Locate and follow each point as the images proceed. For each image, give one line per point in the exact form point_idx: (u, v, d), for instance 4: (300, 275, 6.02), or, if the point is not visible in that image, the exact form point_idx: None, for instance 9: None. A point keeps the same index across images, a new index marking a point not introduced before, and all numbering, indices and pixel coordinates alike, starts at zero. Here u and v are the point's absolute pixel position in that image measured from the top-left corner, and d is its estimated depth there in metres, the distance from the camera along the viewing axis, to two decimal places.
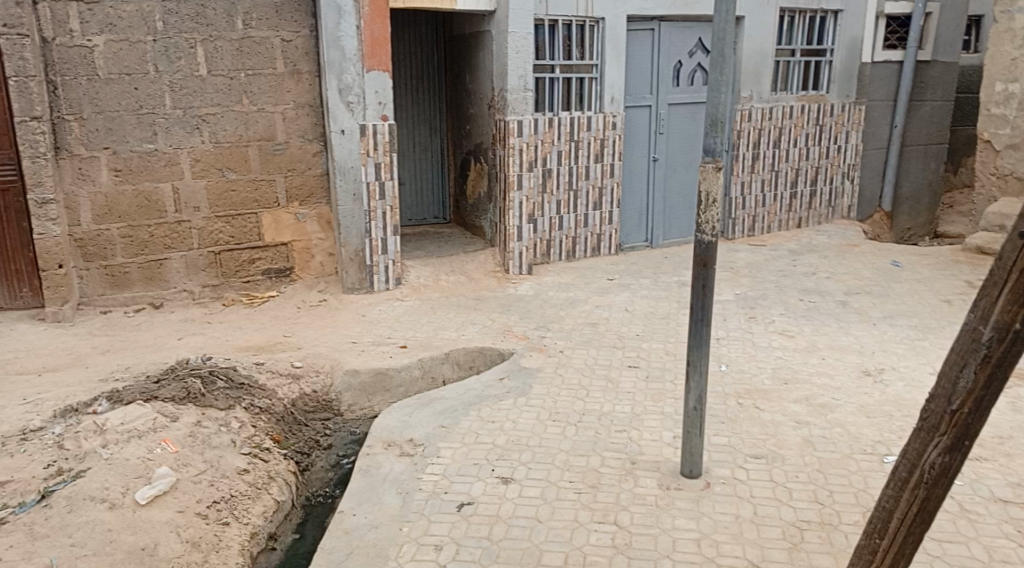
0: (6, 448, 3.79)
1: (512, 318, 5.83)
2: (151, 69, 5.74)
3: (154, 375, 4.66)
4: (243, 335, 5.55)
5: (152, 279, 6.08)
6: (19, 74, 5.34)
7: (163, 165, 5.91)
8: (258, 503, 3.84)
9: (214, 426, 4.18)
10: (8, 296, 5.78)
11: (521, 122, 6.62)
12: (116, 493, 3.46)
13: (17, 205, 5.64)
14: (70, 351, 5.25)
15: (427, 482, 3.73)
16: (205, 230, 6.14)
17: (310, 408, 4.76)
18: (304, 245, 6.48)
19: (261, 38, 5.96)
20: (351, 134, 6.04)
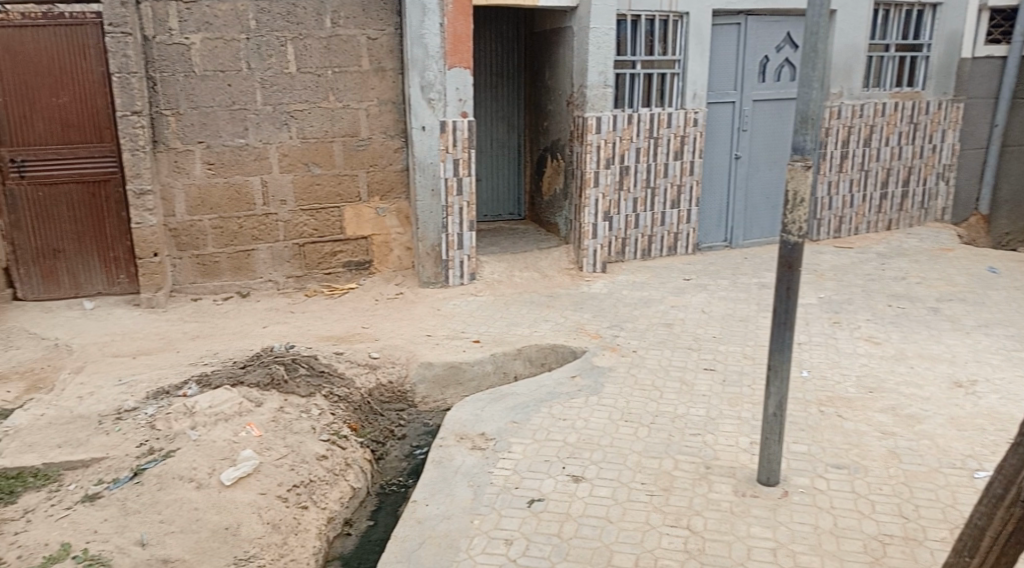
0: (103, 427, 4.05)
1: (585, 316, 5.80)
2: (244, 67, 5.96)
3: (241, 361, 4.84)
4: (323, 325, 5.70)
5: (240, 269, 6.32)
6: (122, 71, 5.63)
7: (252, 159, 6.13)
8: (334, 489, 3.96)
9: (296, 412, 4.31)
10: (107, 282, 6.13)
11: (600, 118, 6.57)
12: (203, 473, 3.61)
13: (116, 196, 5.99)
14: (163, 336, 5.52)
15: (498, 477, 3.76)
16: (291, 223, 6.35)
17: (386, 398, 4.86)
18: (383, 239, 6.61)
19: (348, 36, 6.11)
20: (431, 130, 6.12)
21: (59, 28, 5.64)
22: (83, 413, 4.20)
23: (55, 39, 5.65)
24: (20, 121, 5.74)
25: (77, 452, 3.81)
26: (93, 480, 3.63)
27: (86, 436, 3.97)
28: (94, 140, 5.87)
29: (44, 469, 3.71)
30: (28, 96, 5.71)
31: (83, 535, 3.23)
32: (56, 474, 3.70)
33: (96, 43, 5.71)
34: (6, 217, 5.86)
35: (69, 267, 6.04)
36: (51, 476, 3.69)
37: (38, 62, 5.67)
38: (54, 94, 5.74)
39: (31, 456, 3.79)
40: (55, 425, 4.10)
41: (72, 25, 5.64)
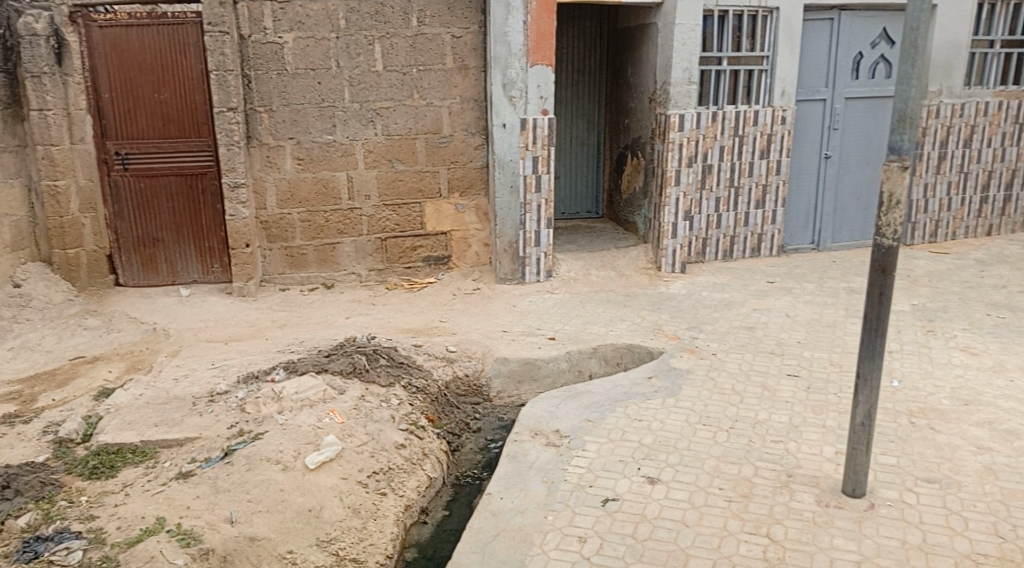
0: (197, 408, 4.26)
1: (663, 317, 5.73)
2: (333, 65, 6.14)
3: (325, 350, 4.99)
4: (402, 318, 5.82)
5: (325, 261, 6.52)
6: (220, 69, 5.87)
7: (339, 155, 6.31)
8: (412, 478, 4.05)
9: (376, 401, 4.42)
10: (202, 271, 6.43)
11: (683, 115, 6.48)
12: (288, 456, 3.75)
13: (212, 188, 6.27)
14: (252, 323, 5.75)
15: (572, 474, 3.76)
16: (374, 217, 6.50)
17: (462, 391, 4.94)
18: (462, 235, 6.70)
19: (433, 34, 6.21)
20: (512, 128, 6.16)
21: (161, 28, 5.93)
22: (178, 395, 4.42)
23: (158, 38, 5.95)
24: (125, 116, 6.08)
25: (172, 431, 4.01)
26: (186, 459, 3.81)
27: (180, 416, 4.18)
28: (192, 135, 6.16)
29: (142, 446, 3.93)
30: (133, 92, 6.04)
31: (176, 510, 3.38)
32: (152, 451, 3.90)
33: (195, 41, 5.98)
34: (111, 207, 6.22)
35: (168, 255, 6.37)
36: (148, 452, 3.90)
37: (143, 60, 5.99)
38: (156, 90, 6.05)
39: (131, 433, 4.01)
40: (152, 405, 4.33)
41: (173, 24, 5.93)
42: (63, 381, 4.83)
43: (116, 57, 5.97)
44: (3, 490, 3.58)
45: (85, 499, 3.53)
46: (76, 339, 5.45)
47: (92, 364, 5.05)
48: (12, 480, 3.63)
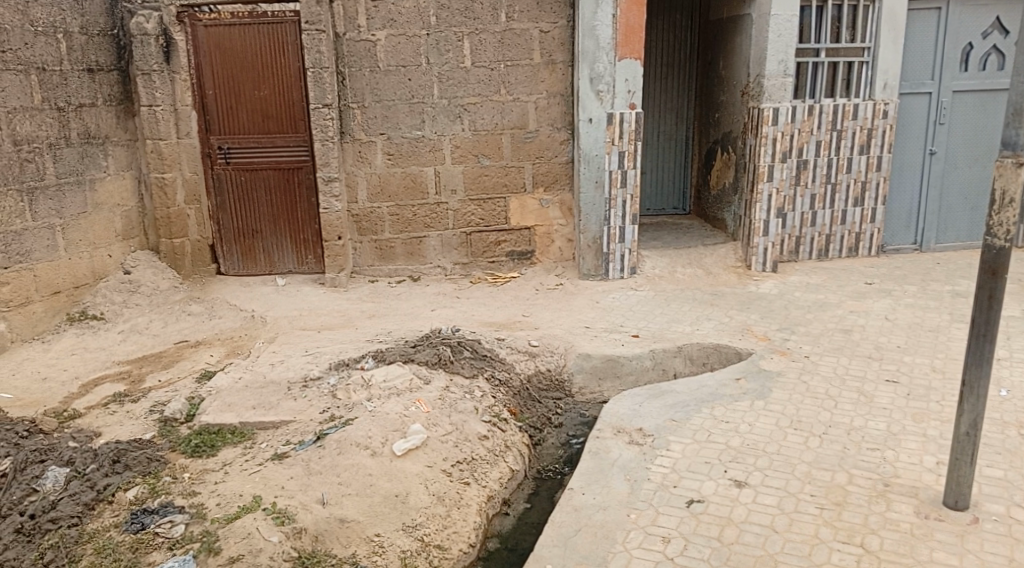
0: (291, 393, 4.44)
1: (752, 317, 5.60)
2: (423, 62, 6.25)
3: (412, 340, 5.11)
4: (486, 311, 5.88)
5: (413, 254, 6.66)
6: (316, 66, 6.07)
7: (427, 150, 6.42)
8: (495, 469, 4.09)
9: (460, 392, 4.48)
10: (296, 262, 6.67)
11: (777, 109, 6.30)
12: (377, 442, 3.86)
13: (307, 182, 6.48)
14: (343, 313, 5.93)
15: (656, 473, 3.72)
16: (460, 212, 6.59)
17: (544, 386, 4.95)
18: (547, 230, 6.71)
19: (522, 30, 6.23)
20: (599, 122, 6.12)
21: (262, 27, 6.18)
22: (274, 379, 4.61)
23: (258, 37, 6.20)
24: (227, 112, 6.36)
25: (268, 415, 4.19)
26: (281, 441, 3.98)
27: (276, 400, 4.36)
28: (289, 131, 6.39)
29: (241, 428, 4.12)
30: (235, 89, 6.32)
31: (272, 490, 3.53)
32: (250, 433, 4.09)
33: (293, 40, 6.20)
34: (213, 199, 6.54)
35: (265, 246, 6.64)
36: (246, 433, 4.08)
37: (244, 58, 6.25)
38: (256, 87, 6.31)
39: (230, 414, 4.21)
40: (250, 388, 4.54)
41: (273, 23, 6.16)
42: (168, 363, 5.12)
43: (219, 55, 6.26)
44: (114, 464, 3.82)
45: (187, 475, 3.72)
46: (180, 324, 5.76)
47: (195, 348, 5.33)
48: (122, 455, 3.87)
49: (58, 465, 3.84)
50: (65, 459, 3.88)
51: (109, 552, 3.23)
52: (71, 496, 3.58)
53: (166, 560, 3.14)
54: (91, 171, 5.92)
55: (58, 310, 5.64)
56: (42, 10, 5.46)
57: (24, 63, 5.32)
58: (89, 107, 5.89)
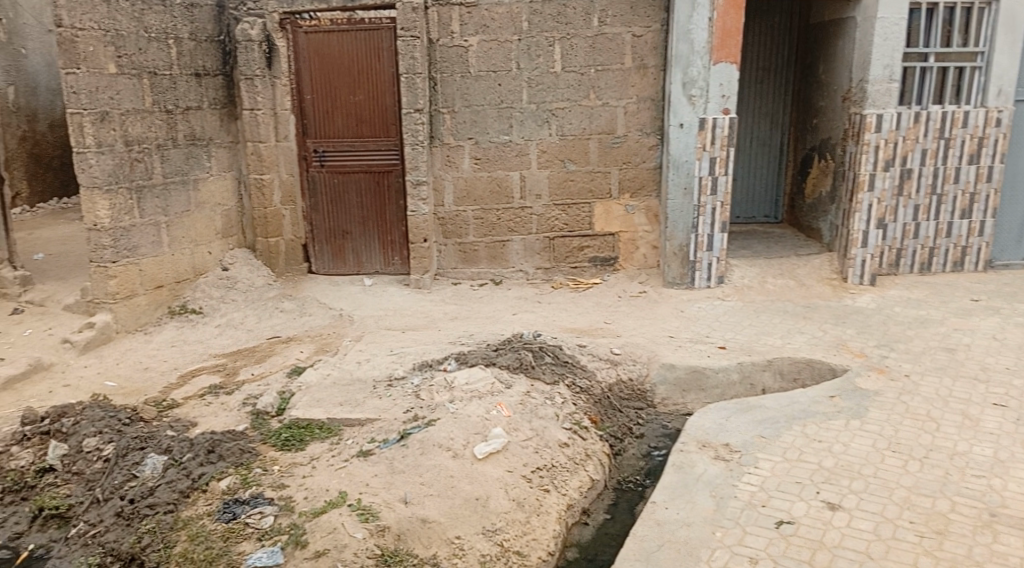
0: (377, 391, 4.52)
1: (847, 332, 5.36)
2: (513, 67, 6.28)
3: (494, 344, 5.12)
4: (568, 317, 5.84)
5: (496, 258, 6.69)
6: (409, 72, 6.17)
7: (514, 155, 6.45)
8: (575, 477, 4.05)
9: (541, 398, 4.46)
10: (383, 263, 6.81)
11: (880, 116, 6.03)
12: (458, 444, 3.89)
13: (396, 185, 6.61)
14: (427, 315, 6.01)
15: (743, 491, 3.60)
16: (544, 217, 6.58)
17: (625, 395, 4.87)
18: (631, 237, 6.61)
19: (614, 34, 6.17)
20: (690, 128, 6.00)
21: (359, 33, 6.34)
22: (360, 377, 4.72)
23: (355, 42, 6.37)
24: (324, 116, 6.56)
25: (354, 411, 4.28)
26: (367, 438, 4.05)
27: (362, 398, 4.45)
28: (381, 135, 6.53)
29: (328, 423, 4.22)
30: (332, 93, 6.50)
31: (357, 486, 3.60)
32: (337, 429, 4.18)
33: (388, 46, 6.34)
34: (308, 200, 6.75)
35: (354, 247, 6.81)
36: (334, 429, 4.18)
37: (341, 64, 6.43)
38: (352, 92, 6.47)
39: (318, 410, 4.32)
40: (338, 385, 4.65)
41: (370, 30, 6.32)
42: (261, 357, 5.30)
43: (318, 61, 6.45)
44: (209, 454, 3.95)
45: (277, 468, 3.83)
46: (273, 320, 5.97)
47: (286, 344, 5.51)
48: (217, 446, 4.00)
49: (157, 453, 4.02)
50: (164, 447, 4.05)
51: (202, 540, 3.38)
52: (168, 483, 3.75)
53: (254, 551, 3.28)
54: (196, 172, 6.21)
55: (160, 303, 5.92)
56: (156, 17, 5.76)
57: (137, 67, 5.63)
58: (196, 110, 6.18)
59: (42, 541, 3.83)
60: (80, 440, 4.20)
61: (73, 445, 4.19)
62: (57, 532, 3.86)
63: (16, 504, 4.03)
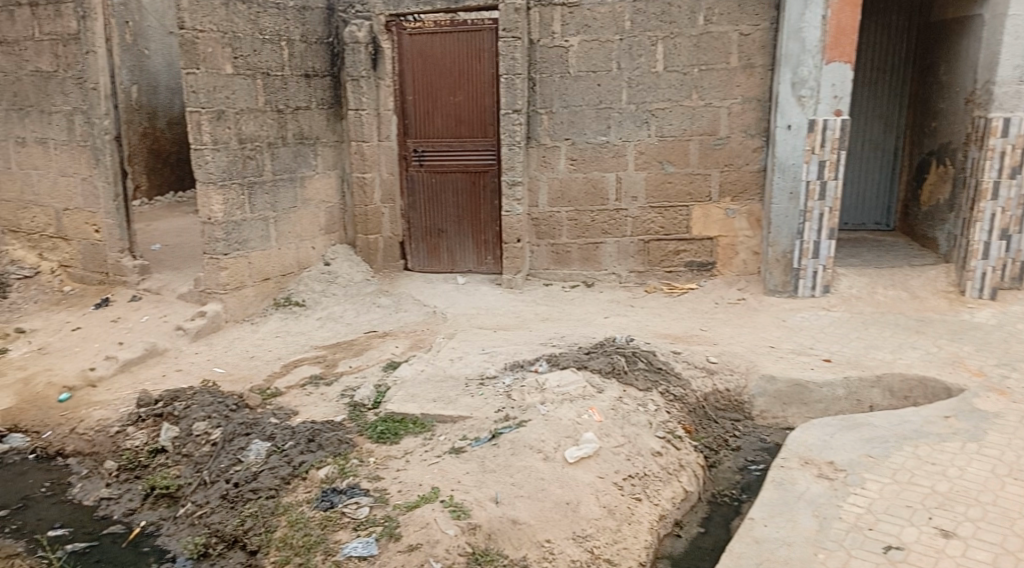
0: (468, 390, 4.55)
1: (965, 348, 5.03)
2: (614, 67, 6.22)
3: (585, 347, 5.05)
4: (662, 322, 5.72)
5: (588, 260, 6.63)
6: (509, 73, 6.20)
7: (611, 156, 6.38)
8: (668, 487, 3.95)
9: (633, 404, 4.37)
10: (476, 262, 6.87)
11: (1009, 119, 5.58)
12: (550, 447, 3.86)
13: (492, 185, 6.65)
14: (518, 315, 6.01)
15: (848, 513, 3.42)
16: (640, 219, 6.47)
17: (721, 405, 4.73)
18: (730, 242, 6.39)
19: (720, 33, 6.01)
20: (798, 130, 5.77)
21: (461, 34, 6.42)
22: (453, 374, 4.77)
23: (457, 44, 6.44)
24: (424, 116, 6.67)
25: (447, 408, 4.32)
26: (458, 435, 4.08)
27: (454, 395, 4.49)
28: (479, 135, 6.58)
29: (421, 419, 4.27)
30: (433, 94, 6.60)
31: (449, 482, 3.63)
32: (429, 424, 4.23)
33: (489, 47, 6.38)
34: (406, 199, 6.88)
35: (449, 245, 6.89)
36: (426, 425, 4.22)
37: (443, 65, 6.52)
38: (452, 93, 6.56)
39: (412, 405, 4.38)
40: (431, 381, 4.71)
41: (472, 31, 6.38)
42: (358, 351, 5.44)
43: (421, 62, 6.57)
44: (309, 442, 4.07)
45: (372, 460, 3.91)
46: (369, 315, 6.11)
47: (382, 339, 5.63)
48: (316, 435, 4.11)
49: (261, 439, 4.17)
50: (267, 434, 4.20)
51: (301, 527, 3.49)
52: (270, 469, 3.88)
53: (350, 540, 3.34)
54: (302, 169, 6.43)
55: (266, 295, 6.16)
56: (270, 19, 6.01)
57: (252, 68, 5.88)
58: (304, 110, 6.41)
59: (152, 519, 4.01)
60: (190, 423, 4.42)
61: (184, 428, 4.41)
62: (167, 511, 4.05)
63: (130, 482, 4.26)
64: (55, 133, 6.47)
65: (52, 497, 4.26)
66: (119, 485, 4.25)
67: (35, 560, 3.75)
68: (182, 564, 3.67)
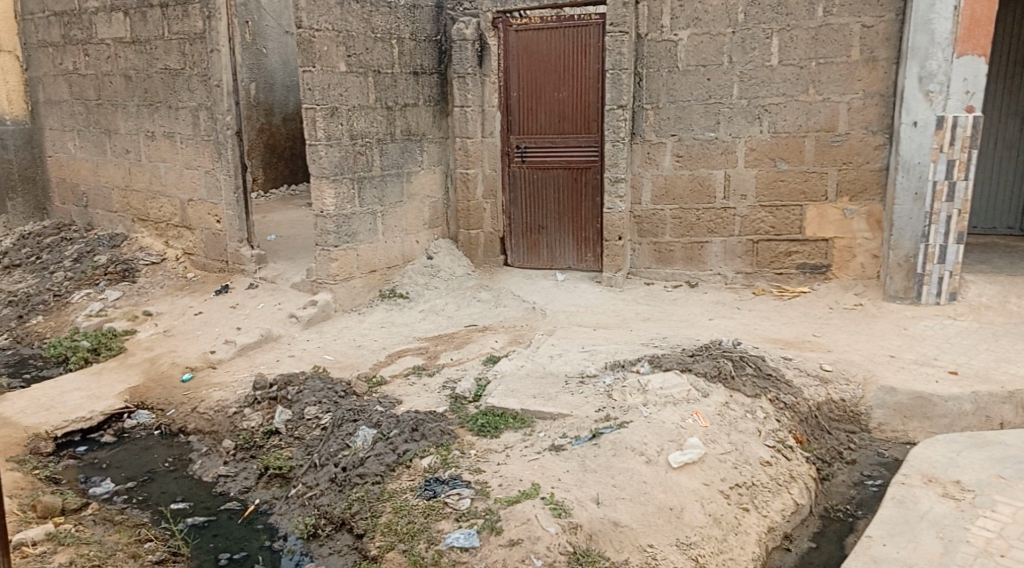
0: (569, 387, 4.50)
1: None
2: (725, 61, 6.03)
3: (690, 349, 4.90)
4: (771, 327, 5.50)
5: (693, 260, 6.46)
6: (615, 68, 6.12)
7: (720, 152, 6.19)
8: (777, 499, 3.80)
9: (741, 410, 4.22)
10: (577, 259, 6.80)
11: None
12: (652, 450, 3.77)
13: (594, 182, 6.56)
14: (619, 314, 5.93)
15: (976, 537, 3.19)
16: (749, 218, 6.24)
17: (835, 415, 4.51)
18: (847, 244, 6.08)
19: (841, 25, 5.72)
20: (925, 127, 5.43)
21: (568, 29, 6.37)
22: (553, 371, 4.74)
23: (563, 39, 6.40)
24: (527, 113, 6.66)
25: (546, 405, 4.29)
26: (559, 432, 4.04)
27: (554, 392, 4.45)
28: (582, 131, 6.51)
29: (522, 414, 4.26)
30: (537, 90, 6.58)
31: (549, 480, 3.60)
32: (529, 420, 4.22)
33: (596, 42, 6.31)
34: (507, 194, 6.89)
35: (549, 241, 6.87)
36: (526, 420, 4.21)
37: (549, 61, 6.49)
38: (556, 89, 6.52)
39: (512, 400, 4.38)
40: (531, 377, 4.70)
41: (579, 27, 6.33)
42: (460, 344, 5.50)
43: (526, 58, 6.57)
44: (413, 431, 4.14)
45: (473, 452, 3.94)
46: (471, 309, 6.18)
47: (482, 333, 5.67)
48: (420, 425, 4.18)
49: (368, 426, 4.29)
50: (373, 422, 4.32)
51: (405, 514, 3.55)
52: (376, 456, 3.99)
53: (453, 531, 3.38)
54: (409, 165, 6.56)
55: (373, 286, 6.33)
56: (382, 18, 6.16)
57: (364, 66, 6.03)
58: (412, 107, 6.53)
59: (266, 498, 4.17)
60: (302, 407, 4.61)
61: (296, 412, 4.61)
62: (279, 491, 4.20)
63: (245, 461, 4.45)
64: (182, 128, 6.86)
65: (175, 472, 4.50)
66: (236, 463, 4.45)
67: (160, 531, 3.92)
68: (293, 542, 3.79)
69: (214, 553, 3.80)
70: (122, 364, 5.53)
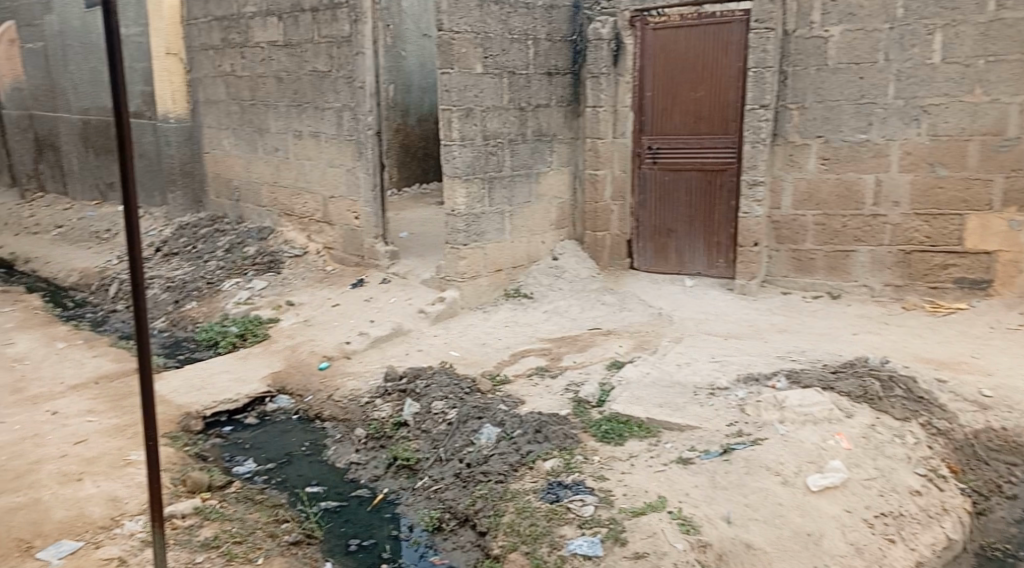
0: (698, 398, 4.36)
1: None
2: (880, 58, 5.65)
3: (832, 366, 4.61)
4: (923, 345, 5.10)
5: (836, 270, 6.10)
6: (758, 66, 5.87)
7: (871, 156, 5.81)
8: (927, 532, 3.48)
9: (889, 434, 3.92)
10: (707, 265, 6.56)
11: None
12: (789, 471, 3.58)
13: (729, 185, 6.32)
14: (752, 324, 5.69)
15: None
16: (901, 227, 5.82)
17: (994, 446, 4.05)
18: (1014, 258, 5.54)
19: (1016, 19, 5.22)
20: None
21: (709, 27, 6.18)
22: (681, 381, 4.59)
23: (704, 37, 6.21)
24: (662, 113, 6.50)
25: (675, 415, 4.16)
26: (686, 445, 3.90)
27: (682, 402, 4.32)
28: (719, 132, 6.28)
29: (647, 423, 4.15)
30: (672, 90, 6.42)
31: (676, 493, 3.49)
32: (656, 430, 4.10)
33: (738, 39, 6.07)
34: (637, 196, 6.76)
35: (678, 246, 6.67)
36: (652, 430, 4.10)
37: (686, 60, 6.32)
38: (693, 88, 6.32)
39: (638, 408, 4.28)
40: (658, 385, 4.58)
41: (720, 24, 6.11)
42: (582, 347, 5.44)
43: (662, 57, 6.42)
44: (536, 433, 4.15)
45: (597, 458, 3.88)
46: (595, 312, 6.11)
47: (607, 337, 5.60)
48: (543, 427, 4.18)
49: (492, 424, 4.34)
50: (497, 420, 4.36)
51: (527, 515, 3.53)
52: (501, 455, 4.03)
53: (576, 537, 3.33)
54: (539, 165, 6.57)
55: (498, 285, 6.40)
56: (520, 19, 6.20)
57: (500, 67, 6.09)
58: (544, 107, 6.54)
59: (394, 487, 4.28)
60: (430, 401, 4.71)
61: (424, 405, 4.71)
62: (405, 482, 4.31)
63: (375, 450, 4.59)
64: (326, 128, 7.19)
65: (310, 456, 4.71)
66: (366, 452, 4.60)
67: (296, 512, 4.10)
68: (418, 534, 3.87)
69: (344, 538, 3.93)
70: (265, 351, 5.86)
